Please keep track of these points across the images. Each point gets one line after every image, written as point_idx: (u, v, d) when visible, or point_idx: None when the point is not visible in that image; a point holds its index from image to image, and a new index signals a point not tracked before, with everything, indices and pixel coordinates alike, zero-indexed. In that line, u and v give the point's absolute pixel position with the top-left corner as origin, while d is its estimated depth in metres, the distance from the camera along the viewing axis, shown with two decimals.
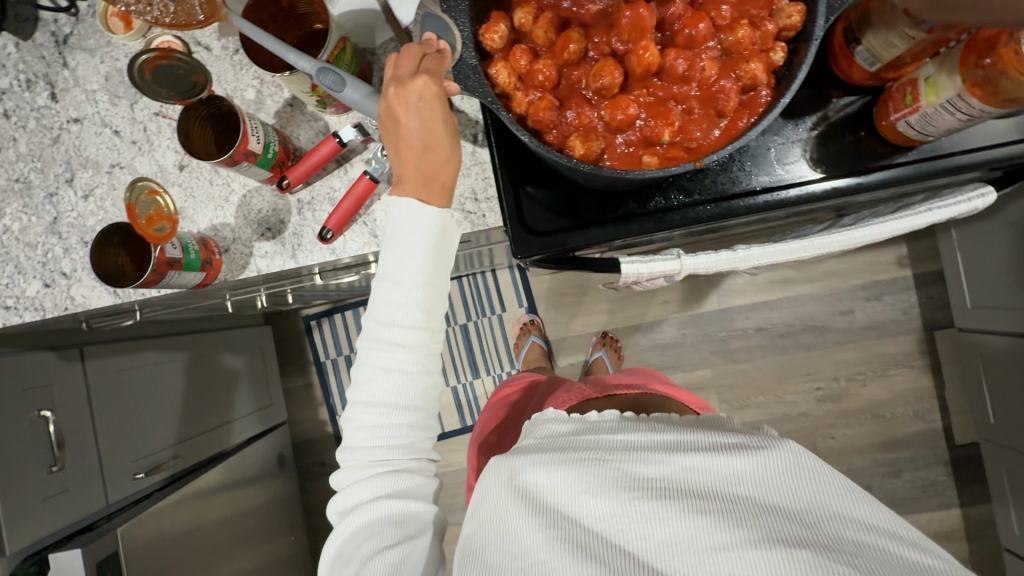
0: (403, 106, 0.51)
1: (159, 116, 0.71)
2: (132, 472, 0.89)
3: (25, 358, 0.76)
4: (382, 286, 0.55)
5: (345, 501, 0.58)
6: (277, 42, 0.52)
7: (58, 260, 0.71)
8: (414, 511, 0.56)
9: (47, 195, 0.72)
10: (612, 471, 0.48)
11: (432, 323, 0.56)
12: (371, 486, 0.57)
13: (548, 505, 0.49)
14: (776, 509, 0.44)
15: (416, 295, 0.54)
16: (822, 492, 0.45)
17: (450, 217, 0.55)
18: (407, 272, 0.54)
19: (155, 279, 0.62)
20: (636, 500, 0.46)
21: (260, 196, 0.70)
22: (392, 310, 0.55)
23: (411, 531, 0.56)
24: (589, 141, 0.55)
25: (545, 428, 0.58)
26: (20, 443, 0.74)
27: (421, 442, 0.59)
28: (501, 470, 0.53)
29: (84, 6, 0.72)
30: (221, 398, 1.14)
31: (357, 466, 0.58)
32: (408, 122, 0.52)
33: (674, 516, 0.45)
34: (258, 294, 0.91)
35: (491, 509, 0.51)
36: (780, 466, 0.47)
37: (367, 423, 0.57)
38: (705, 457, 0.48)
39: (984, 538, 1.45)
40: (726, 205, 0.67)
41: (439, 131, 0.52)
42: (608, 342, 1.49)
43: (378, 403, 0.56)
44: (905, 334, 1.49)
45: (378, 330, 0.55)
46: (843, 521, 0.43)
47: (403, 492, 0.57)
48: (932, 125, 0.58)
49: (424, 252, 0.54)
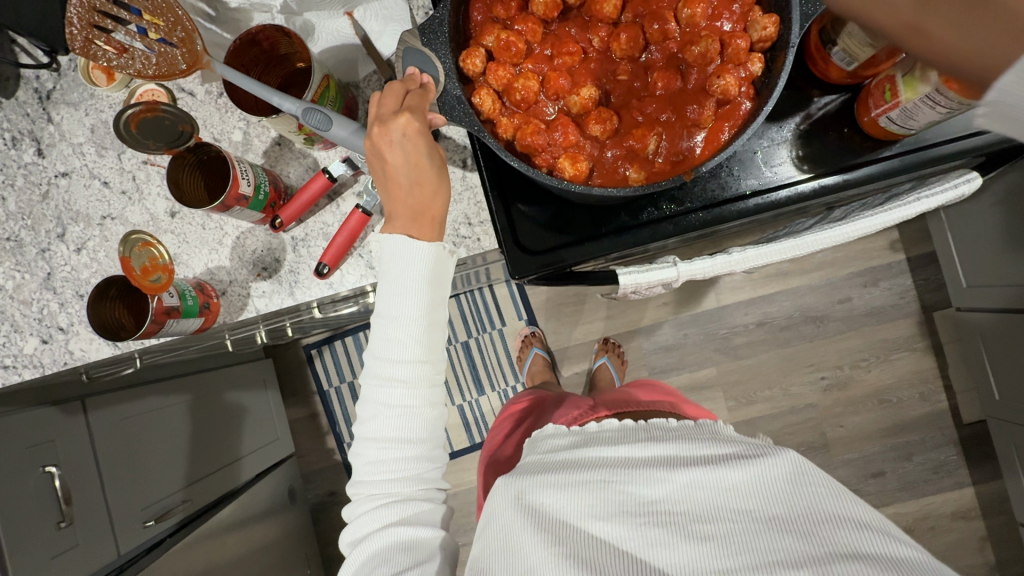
0: (387, 144, 0.51)
1: (147, 164, 0.71)
2: (142, 520, 0.87)
3: (26, 415, 0.76)
4: (381, 321, 0.55)
5: (355, 532, 0.57)
6: (261, 86, 0.53)
7: (54, 315, 0.71)
8: (421, 537, 0.54)
9: (39, 251, 0.71)
10: (617, 494, 0.49)
11: (431, 354, 0.56)
12: (379, 514, 0.56)
13: (555, 523, 0.49)
14: (777, 522, 0.46)
15: (413, 329, 0.54)
16: (820, 502, 0.46)
17: (443, 250, 0.55)
18: (403, 305, 0.54)
19: (154, 329, 0.61)
20: (642, 525, 0.47)
21: (254, 237, 0.70)
22: (392, 345, 0.55)
23: (421, 558, 0.53)
24: (578, 161, 0.54)
25: (546, 444, 0.60)
26: (28, 501, 0.73)
27: (428, 472, 0.58)
28: (509, 489, 0.53)
29: (66, 60, 0.72)
30: (227, 437, 1.13)
31: (365, 500, 0.58)
32: (393, 160, 0.52)
33: (678, 541, 0.46)
34: (257, 331, 0.91)
35: (497, 529, 0.51)
36: (778, 474, 0.48)
37: (374, 457, 0.56)
38: (705, 471, 0.49)
39: (1000, 515, 1.45)
40: (719, 211, 0.67)
41: (426, 168, 0.53)
42: (610, 348, 1.50)
43: (384, 438, 0.56)
44: (903, 317, 1.50)
45: (378, 365, 0.55)
46: (839, 522, 0.45)
47: (411, 519, 0.55)
48: (913, 119, 0.59)
49: (419, 285, 0.54)
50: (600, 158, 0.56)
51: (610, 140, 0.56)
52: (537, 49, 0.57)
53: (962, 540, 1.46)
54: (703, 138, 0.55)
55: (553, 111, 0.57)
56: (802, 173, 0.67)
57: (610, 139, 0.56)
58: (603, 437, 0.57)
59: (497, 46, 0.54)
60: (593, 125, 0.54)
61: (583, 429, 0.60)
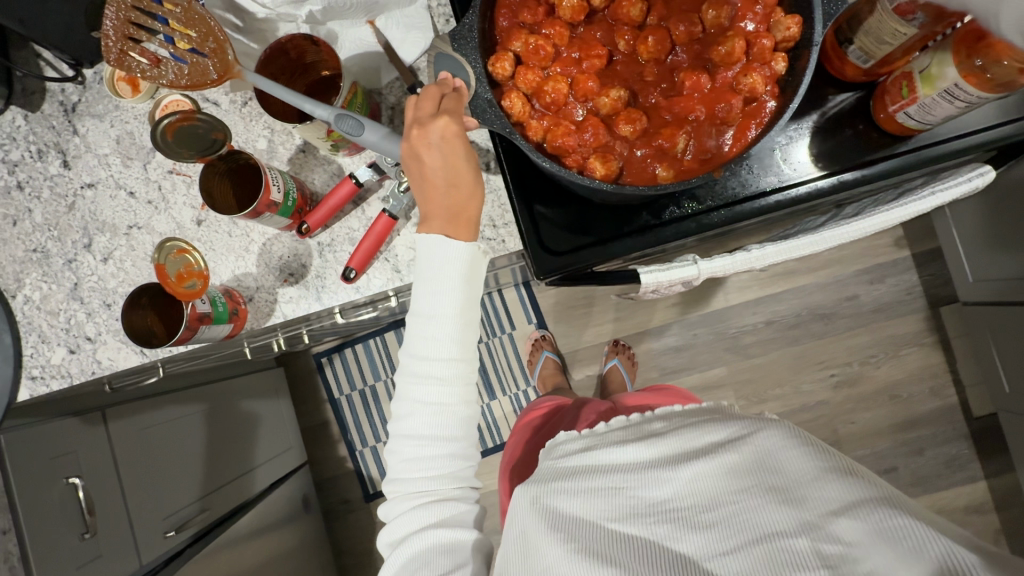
0: (426, 146, 0.52)
1: (172, 174, 0.72)
2: (162, 531, 0.87)
3: (49, 426, 0.76)
4: (415, 321, 0.56)
5: (394, 533, 0.58)
6: (294, 93, 0.54)
7: (81, 325, 0.71)
8: (461, 539, 0.55)
9: (66, 262, 0.72)
10: (627, 500, 0.50)
11: (465, 352, 0.56)
12: (418, 516, 0.56)
13: (571, 521, 0.49)
14: (771, 495, 0.47)
15: (450, 328, 0.55)
16: (806, 465, 0.48)
17: (479, 250, 0.55)
18: (440, 304, 0.55)
19: (187, 336, 0.62)
20: (651, 524, 0.48)
21: (280, 243, 0.70)
22: (428, 343, 0.55)
23: (462, 559, 0.54)
24: (608, 160, 0.56)
25: (562, 448, 0.59)
26: (49, 513, 0.73)
27: (462, 470, 0.59)
28: (526, 494, 0.53)
29: (90, 73, 0.73)
30: (241, 445, 1.13)
31: (401, 499, 0.58)
32: (430, 162, 0.53)
33: (686, 533, 0.47)
34: (277, 338, 0.91)
35: (519, 531, 0.52)
36: (766, 451, 0.50)
37: (409, 456, 0.57)
38: (702, 462, 0.50)
39: (1014, 508, 1.45)
40: (739, 209, 0.68)
41: (462, 169, 0.54)
42: (619, 351, 1.49)
43: (418, 436, 0.56)
44: (911, 313, 1.51)
45: (413, 364, 0.56)
46: (824, 484, 0.46)
47: (450, 520, 0.56)
48: (930, 115, 0.60)
49: (457, 285, 0.54)
50: (629, 158, 0.58)
51: (638, 140, 0.57)
52: (564, 52, 0.58)
53: (976, 534, 1.46)
54: (730, 136, 0.56)
55: (582, 112, 0.58)
56: (820, 170, 0.69)
57: (639, 139, 0.57)
58: (612, 441, 0.56)
59: (525, 50, 0.56)
60: (623, 125, 0.56)
61: (595, 433, 0.60)
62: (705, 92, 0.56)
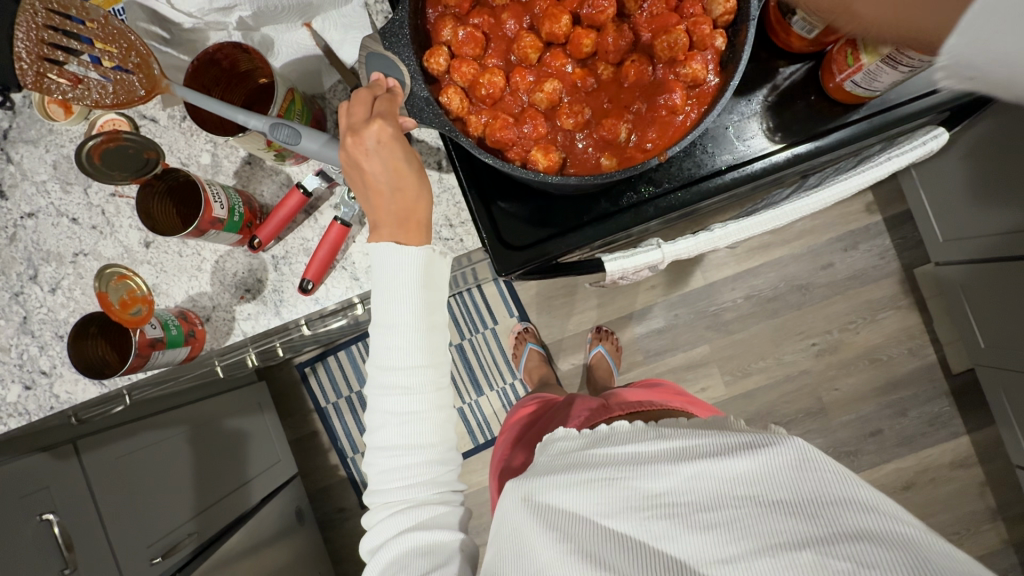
0: (364, 154, 0.50)
1: (115, 196, 0.69)
2: (148, 557, 0.85)
3: (17, 465, 0.74)
4: (377, 330, 0.54)
5: (374, 541, 0.57)
6: (226, 106, 0.52)
7: (35, 359, 0.69)
8: (441, 541, 0.54)
9: (13, 295, 0.69)
10: (622, 490, 0.50)
11: (434, 358, 0.55)
12: (396, 521, 0.55)
13: (562, 519, 0.50)
14: (783, 505, 0.46)
15: (410, 333, 0.54)
16: (825, 485, 0.46)
17: (433, 252, 0.54)
18: (396, 312, 0.53)
19: (140, 363, 0.59)
20: (648, 520, 0.48)
21: (234, 259, 0.68)
22: (392, 353, 0.54)
23: (441, 561, 0.52)
24: (550, 152, 0.55)
25: (557, 445, 0.60)
26: (24, 550, 0.72)
27: (443, 475, 0.57)
28: (517, 493, 0.55)
29: (19, 98, 0.70)
30: (230, 462, 1.11)
31: (380, 509, 0.57)
32: (371, 168, 0.51)
33: (683, 533, 0.47)
34: (247, 354, 0.90)
35: (512, 531, 0.53)
36: (784, 461, 0.48)
37: (389, 466, 0.56)
38: (710, 463, 0.49)
39: (996, 460, 1.49)
40: (696, 189, 0.68)
41: (405, 174, 0.52)
42: (603, 336, 1.51)
43: (390, 446, 0.56)
44: (886, 277, 1.53)
45: (380, 374, 0.55)
46: (845, 505, 0.45)
47: (429, 523, 0.55)
48: (877, 81, 0.59)
49: (412, 289, 0.53)
50: (571, 149, 0.57)
51: (581, 131, 0.57)
52: (496, 43, 0.57)
53: (963, 488, 1.49)
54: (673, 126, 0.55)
55: (521, 104, 0.56)
56: (775, 145, 0.68)
57: (581, 130, 0.57)
58: (615, 437, 0.57)
59: (456, 41, 0.55)
60: (565, 119, 0.55)
61: (594, 431, 0.61)
62: (649, 83, 0.55)
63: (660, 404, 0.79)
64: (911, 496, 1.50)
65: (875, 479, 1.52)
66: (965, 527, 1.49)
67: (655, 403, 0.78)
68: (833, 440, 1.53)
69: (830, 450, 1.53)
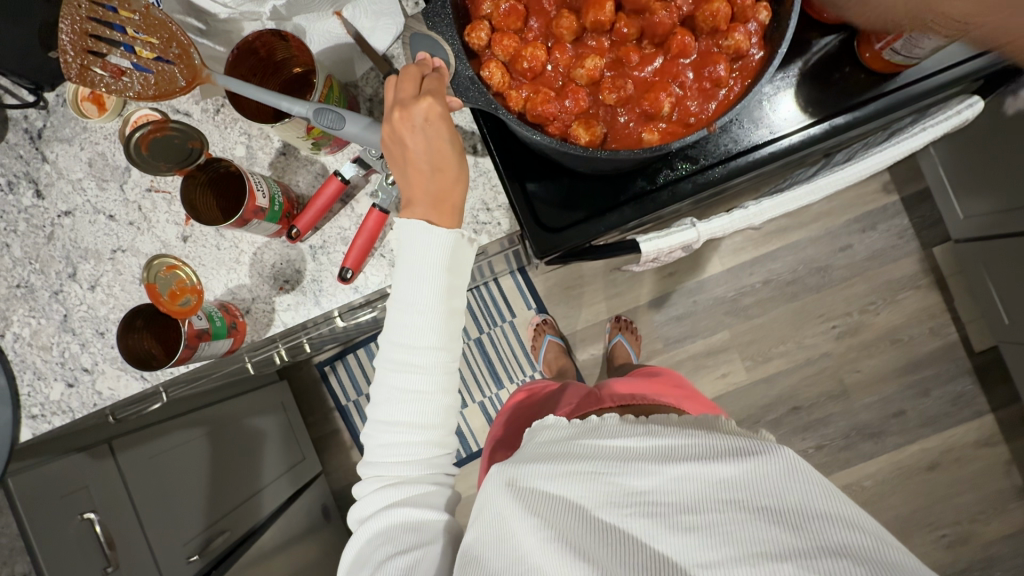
0: (409, 129, 0.50)
1: (151, 192, 0.69)
2: (184, 556, 0.86)
3: (56, 466, 0.74)
4: (396, 308, 0.54)
5: (362, 509, 0.57)
6: (267, 92, 0.52)
7: (77, 357, 0.70)
8: (427, 519, 0.54)
9: (52, 294, 0.70)
10: (604, 486, 0.50)
11: (449, 342, 0.55)
12: (388, 493, 0.56)
13: (546, 508, 0.50)
14: (766, 513, 0.46)
15: (428, 316, 0.54)
16: (808, 497, 0.46)
17: (462, 237, 0.54)
18: (419, 292, 0.53)
19: (188, 355, 0.59)
20: (628, 516, 0.48)
21: (271, 250, 0.68)
22: (408, 332, 0.54)
23: (427, 537, 0.54)
24: (591, 126, 0.55)
25: (545, 434, 0.60)
26: (68, 551, 0.71)
27: (437, 457, 0.57)
28: (501, 477, 0.54)
29: (52, 96, 0.70)
30: (246, 471, 1.07)
31: (373, 477, 0.58)
32: (414, 146, 0.51)
33: (663, 533, 0.47)
34: (275, 349, 0.90)
35: (492, 518, 0.51)
36: (773, 469, 0.48)
37: (394, 443, 0.56)
38: (698, 465, 0.49)
39: (1021, 437, 1.48)
40: (733, 164, 0.68)
41: (447, 153, 0.52)
42: (623, 325, 1.51)
43: (408, 425, 0.55)
44: (905, 257, 1.52)
45: (393, 350, 0.55)
46: (828, 519, 0.45)
47: (415, 498, 0.55)
48: (917, 48, 0.59)
49: (436, 273, 0.53)
50: (613, 124, 0.57)
51: (623, 106, 0.56)
52: (536, 19, 0.57)
53: (986, 467, 1.48)
54: (714, 104, 0.56)
55: (562, 77, 0.57)
56: (808, 119, 0.68)
57: (623, 105, 0.56)
58: (606, 429, 0.57)
59: (498, 16, 0.55)
60: (607, 95, 0.55)
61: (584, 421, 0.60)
62: (692, 55, 0.55)
63: (652, 399, 0.80)
64: (937, 476, 1.50)
65: (900, 459, 1.51)
66: (991, 506, 1.48)
67: (648, 399, 0.80)
68: (857, 422, 1.52)
69: (853, 432, 1.52)
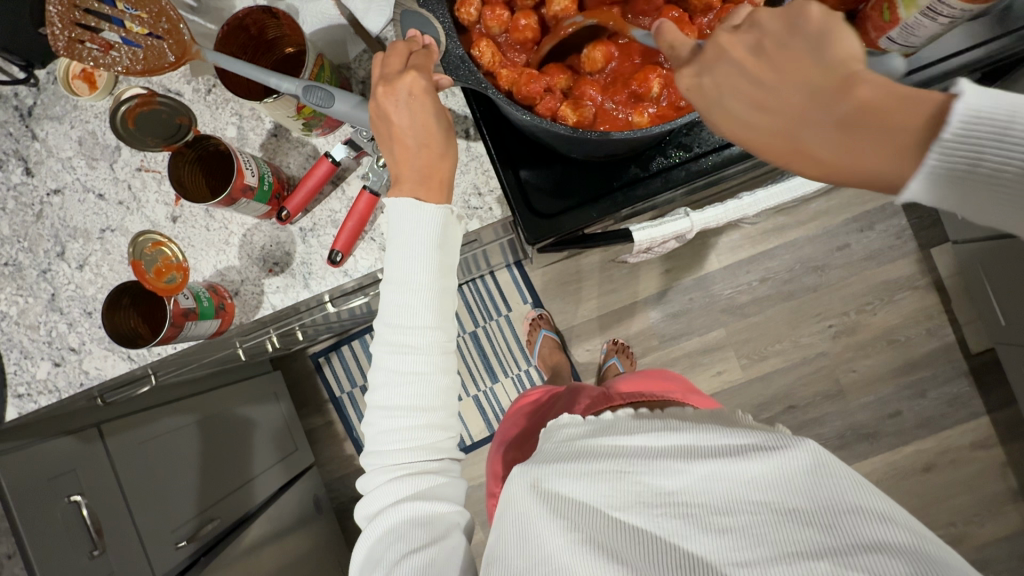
0: (394, 104, 0.50)
1: (141, 171, 0.69)
2: (173, 542, 0.85)
3: (46, 447, 0.73)
4: (389, 289, 0.54)
5: (369, 505, 0.56)
6: (257, 69, 0.51)
7: (64, 336, 0.69)
8: (439, 512, 0.54)
9: (41, 272, 0.69)
10: (634, 486, 0.51)
11: (444, 320, 0.55)
12: (394, 488, 0.55)
13: (573, 508, 0.51)
14: (797, 513, 0.46)
15: (423, 294, 0.53)
16: (838, 494, 0.47)
17: (451, 213, 0.54)
18: (410, 271, 0.53)
19: (173, 333, 0.59)
20: (660, 518, 0.49)
21: (260, 232, 0.68)
22: (401, 311, 0.54)
23: (439, 534, 0.53)
24: (580, 107, 0.55)
25: (562, 432, 0.60)
26: (55, 534, 0.70)
27: (443, 441, 0.57)
28: (524, 478, 0.54)
29: (43, 74, 0.70)
30: (236, 455, 1.08)
31: (378, 473, 0.56)
32: (400, 120, 0.51)
33: (696, 533, 0.47)
34: (267, 335, 0.90)
35: (518, 516, 0.52)
36: (798, 467, 0.49)
37: (392, 428, 0.55)
38: (726, 464, 0.50)
39: (1017, 440, 1.47)
40: (727, 153, 0.67)
41: (433, 128, 0.52)
42: (619, 348, 1.49)
43: (399, 406, 0.55)
44: (903, 257, 1.51)
45: (388, 331, 0.54)
46: (859, 514, 0.45)
47: (426, 493, 0.54)
48: (914, 36, 0.58)
49: (429, 250, 0.53)
50: (600, 107, 0.57)
51: (607, 93, 0.56)
52: None
53: (981, 470, 1.48)
54: None
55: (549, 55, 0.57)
56: None
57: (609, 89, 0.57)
58: (619, 426, 0.57)
59: None
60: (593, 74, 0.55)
61: (598, 419, 0.61)
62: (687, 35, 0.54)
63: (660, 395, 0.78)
64: (932, 477, 1.49)
65: (895, 460, 1.50)
66: (986, 509, 1.47)
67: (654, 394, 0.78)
68: (852, 423, 1.52)
69: (848, 432, 1.52)
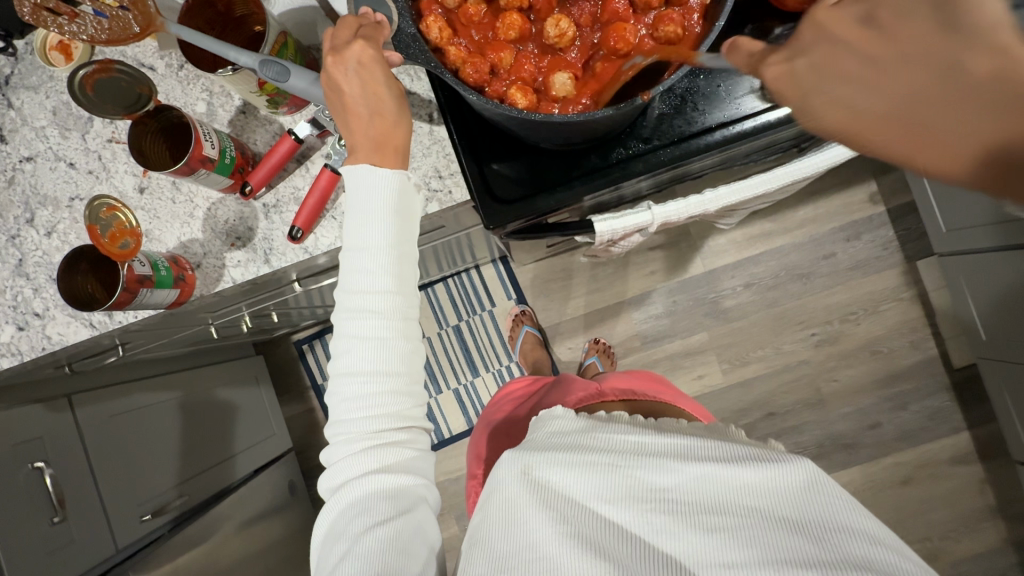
0: (342, 72, 0.52)
1: (112, 142, 0.70)
2: (138, 515, 0.85)
3: (14, 413, 0.72)
4: (349, 256, 0.55)
5: (334, 479, 0.56)
6: (214, 41, 0.52)
7: (29, 301, 0.70)
8: (404, 485, 0.55)
9: (9, 238, 0.71)
10: (627, 481, 0.51)
11: (403, 286, 0.56)
12: (361, 461, 0.54)
13: (560, 499, 0.51)
14: (788, 524, 0.46)
15: (382, 258, 0.54)
16: (832, 511, 0.47)
17: (406, 177, 0.56)
18: (370, 239, 0.54)
19: (128, 300, 0.61)
20: (648, 512, 0.49)
21: (225, 207, 0.69)
22: (361, 276, 0.54)
23: (405, 507, 0.53)
24: (525, 92, 0.57)
25: (555, 424, 0.59)
26: (19, 498, 0.70)
27: (410, 410, 0.57)
28: (516, 464, 0.53)
29: (21, 44, 0.71)
30: (213, 432, 1.08)
31: (344, 445, 0.56)
32: (349, 88, 0.53)
33: (685, 532, 0.48)
34: (240, 314, 0.91)
35: (502, 500, 0.52)
36: (793, 482, 0.49)
37: (345, 396, 0.55)
38: (716, 469, 0.50)
39: (997, 457, 1.47)
40: (684, 146, 0.68)
41: (382, 94, 0.54)
42: (601, 348, 1.49)
43: (355, 373, 0.55)
44: (889, 269, 1.51)
45: (346, 299, 0.55)
46: (852, 533, 0.45)
47: (392, 466, 0.55)
48: None
49: (386, 217, 0.54)
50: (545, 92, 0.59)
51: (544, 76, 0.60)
52: None
53: (960, 485, 1.47)
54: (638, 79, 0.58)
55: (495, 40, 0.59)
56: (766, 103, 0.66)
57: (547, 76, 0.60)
58: (614, 425, 0.58)
59: None
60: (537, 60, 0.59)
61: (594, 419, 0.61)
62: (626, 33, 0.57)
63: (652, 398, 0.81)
64: (911, 490, 1.48)
65: (873, 472, 1.50)
66: (963, 525, 1.46)
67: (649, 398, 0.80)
68: (831, 433, 1.51)
69: (827, 441, 1.51)
